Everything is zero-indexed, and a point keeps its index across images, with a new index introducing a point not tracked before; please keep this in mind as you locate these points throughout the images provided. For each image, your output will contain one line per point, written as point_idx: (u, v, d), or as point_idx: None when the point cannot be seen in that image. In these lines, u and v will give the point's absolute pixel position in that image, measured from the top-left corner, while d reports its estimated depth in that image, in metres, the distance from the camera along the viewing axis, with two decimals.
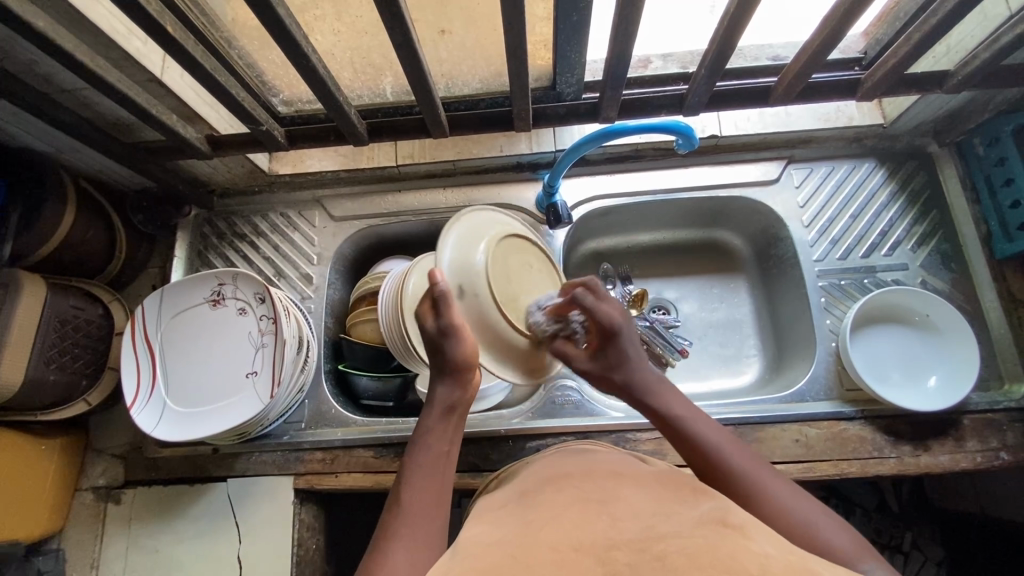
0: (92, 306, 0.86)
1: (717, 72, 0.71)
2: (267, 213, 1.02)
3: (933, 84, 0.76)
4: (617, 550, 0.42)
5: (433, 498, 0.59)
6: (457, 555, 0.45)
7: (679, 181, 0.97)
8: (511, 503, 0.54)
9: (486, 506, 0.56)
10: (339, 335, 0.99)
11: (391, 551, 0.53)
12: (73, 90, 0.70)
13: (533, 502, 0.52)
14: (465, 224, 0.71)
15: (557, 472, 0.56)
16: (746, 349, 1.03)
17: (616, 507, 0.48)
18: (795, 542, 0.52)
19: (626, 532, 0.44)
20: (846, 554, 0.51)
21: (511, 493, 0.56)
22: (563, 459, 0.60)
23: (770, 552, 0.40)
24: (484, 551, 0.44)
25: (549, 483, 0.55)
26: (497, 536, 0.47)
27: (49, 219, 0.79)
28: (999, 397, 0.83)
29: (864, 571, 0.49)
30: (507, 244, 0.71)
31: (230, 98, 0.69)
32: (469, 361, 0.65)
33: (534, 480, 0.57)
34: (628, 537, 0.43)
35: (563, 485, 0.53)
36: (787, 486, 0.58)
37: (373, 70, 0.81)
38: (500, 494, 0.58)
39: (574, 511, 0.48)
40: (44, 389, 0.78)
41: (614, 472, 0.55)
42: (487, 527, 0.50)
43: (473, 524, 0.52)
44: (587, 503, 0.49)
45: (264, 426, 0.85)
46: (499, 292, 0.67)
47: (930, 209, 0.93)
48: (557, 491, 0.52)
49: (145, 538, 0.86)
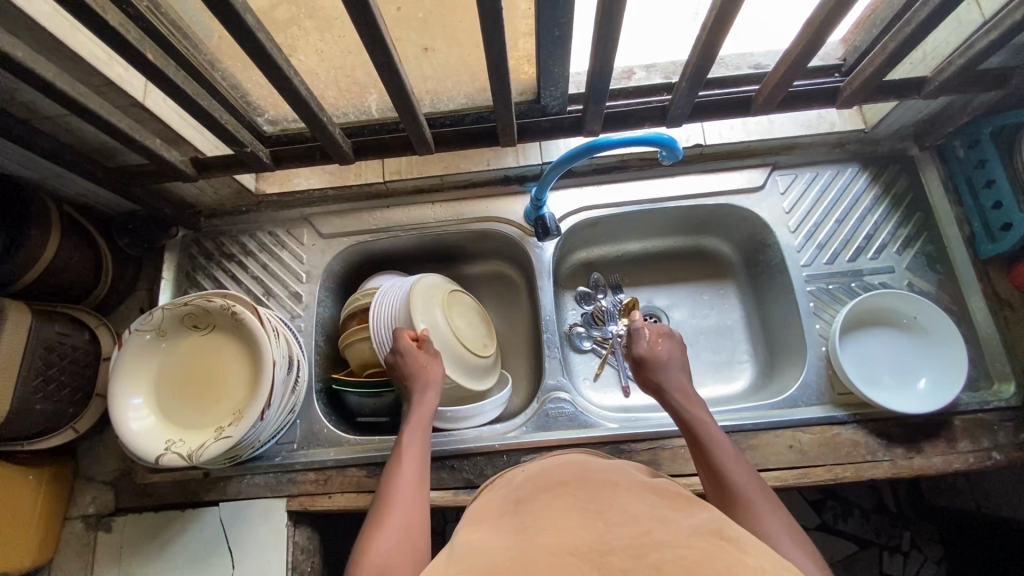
0: (78, 332, 0.85)
1: (698, 84, 0.72)
2: (254, 232, 1.02)
3: (911, 90, 0.77)
4: (611, 556, 0.42)
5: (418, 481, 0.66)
6: (453, 558, 0.45)
7: (665, 190, 0.98)
8: (505, 512, 0.53)
9: (478, 515, 0.55)
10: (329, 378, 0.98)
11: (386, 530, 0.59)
12: (55, 117, 0.70)
13: (527, 508, 0.51)
14: (135, 337, 0.79)
15: (551, 479, 0.56)
16: (737, 355, 1.03)
17: (611, 513, 0.48)
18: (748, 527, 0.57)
19: (620, 539, 0.44)
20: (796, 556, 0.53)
21: (505, 500, 0.56)
22: (561, 465, 0.59)
23: (766, 565, 0.40)
24: (479, 558, 0.44)
25: (544, 490, 0.54)
26: (493, 542, 0.46)
27: (34, 247, 0.79)
28: (989, 397, 0.84)
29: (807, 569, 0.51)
30: (164, 356, 0.81)
31: (215, 120, 0.69)
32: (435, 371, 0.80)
33: (529, 487, 0.56)
34: (620, 544, 0.44)
35: (557, 491, 0.53)
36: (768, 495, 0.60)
37: (358, 88, 0.81)
38: (493, 501, 0.57)
39: (571, 519, 0.48)
40: (30, 419, 0.77)
41: (609, 480, 0.55)
42: (484, 533, 0.49)
43: (468, 532, 0.51)
44: (584, 511, 0.49)
45: (256, 448, 0.84)
46: (210, 373, 0.81)
47: (914, 212, 0.94)
48: (553, 498, 0.52)
49: (136, 567, 0.85)
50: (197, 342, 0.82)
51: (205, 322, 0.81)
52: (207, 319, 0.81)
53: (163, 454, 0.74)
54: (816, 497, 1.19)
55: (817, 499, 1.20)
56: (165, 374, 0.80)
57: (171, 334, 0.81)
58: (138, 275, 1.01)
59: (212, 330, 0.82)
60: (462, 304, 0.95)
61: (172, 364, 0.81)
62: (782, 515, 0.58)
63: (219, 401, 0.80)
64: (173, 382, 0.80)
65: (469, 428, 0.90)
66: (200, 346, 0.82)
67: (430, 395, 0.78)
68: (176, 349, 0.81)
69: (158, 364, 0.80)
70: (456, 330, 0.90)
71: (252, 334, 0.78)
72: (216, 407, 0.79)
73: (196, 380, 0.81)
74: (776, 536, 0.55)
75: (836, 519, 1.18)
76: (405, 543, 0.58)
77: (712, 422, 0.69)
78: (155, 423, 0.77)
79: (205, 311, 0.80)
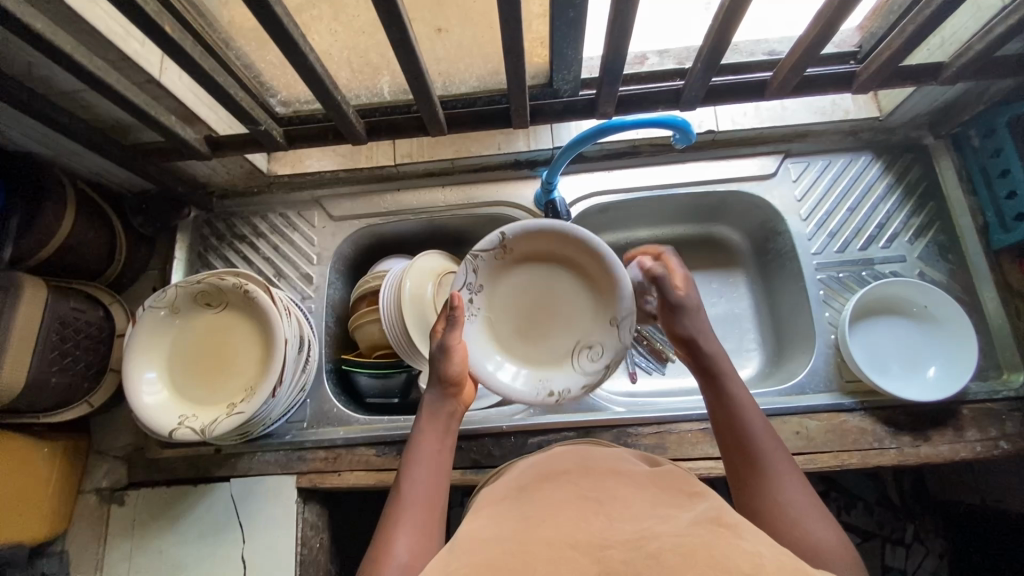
0: (93, 309, 0.86)
1: (713, 66, 0.72)
2: (266, 214, 1.02)
3: (928, 76, 0.76)
4: (611, 549, 0.42)
5: (435, 491, 0.61)
6: (450, 550, 0.46)
7: (676, 176, 0.97)
8: (506, 498, 0.54)
9: (483, 501, 0.56)
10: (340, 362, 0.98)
11: (396, 542, 0.55)
12: (72, 92, 0.70)
13: (530, 497, 0.52)
14: (149, 317, 0.79)
15: (553, 467, 0.57)
16: (745, 343, 1.03)
17: (613, 505, 0.49)
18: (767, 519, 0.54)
19: (620, 533, 0.44)
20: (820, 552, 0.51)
21: (506, 488, 0.56)
22: (561, 455, 0.60)
23: (763, 552, 0.40)
24: (478, 547, 0.45)
25: (548, 479, 0.55)
26: (494, 530, 0.47)
27: (48, 221, 0.80)
28: (998, 387, 0.84)
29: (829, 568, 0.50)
30: (178, 336, 0.82)
31: (229, 97, 0.70)
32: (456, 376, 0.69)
33: (532, 475, 0.57)
34: (622, 537, 0.44)
35: (561, 481, 0.54)
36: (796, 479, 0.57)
37: (371, 69, 0.82)
38: (496, 489, 0.58)
39: (573, 509, 0.49)
40: (46, 391, 0.78)
41: (613, 468, 0.56)
42: (483, 520, 0.50)
43: (471, 519, 0.52)
44: (585, 501, 0.49)
45: (266, 426, 0.85)
46: (224, 352, 0.82)
47: (927, 201, 0.93)
48: (557, 486, 0.53)
49: (149, 540, 0.87)
50: (210, 319, 0.83)
51: (218, 301, 0.82)
52: (220, 298, 0.82)
53: (176, 428, 0.75)
54: (820, 488, 1.20)
55: (821, 491, 1.21)
56: (179, 353, 0.81)
57: (184, 313, 0.82)
58: (151, 254, 1.02)
59: (224, 308, 0.83)
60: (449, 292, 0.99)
61: (186, 343, 0.82)
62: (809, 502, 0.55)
63: (233, 379, 0.80)
64: (186, 359, 0.81)
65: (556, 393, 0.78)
66: (212, 324, 0.83)
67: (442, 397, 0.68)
68: (189, 327, 0.82)
69: (172, 341, 0.81)
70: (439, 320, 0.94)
71: (265, 315, 0.79)
72: (231, 385, 0.80)
73: (210, 358, 0.82)
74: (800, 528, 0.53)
75: (841, 511, 1.19)
76: (419, 555, 0.55)
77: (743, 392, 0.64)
78: (168, 397, 0.78)
79: (218, 289, 0.81)
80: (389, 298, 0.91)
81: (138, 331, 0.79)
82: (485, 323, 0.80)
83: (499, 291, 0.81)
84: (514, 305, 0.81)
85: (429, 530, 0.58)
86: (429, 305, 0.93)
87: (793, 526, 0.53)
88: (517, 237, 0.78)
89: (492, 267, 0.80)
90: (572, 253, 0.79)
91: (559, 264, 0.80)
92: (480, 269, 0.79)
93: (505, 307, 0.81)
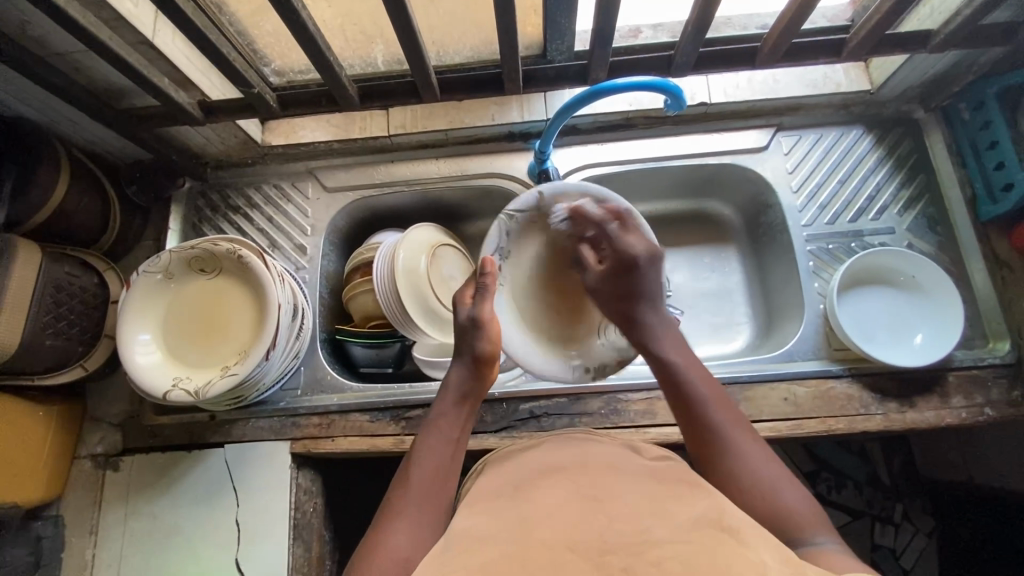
0: (87, 275, 0.86)
1: (703, 31, 0.72)
2: (260, 185, 1.02)
3: (917, 43, 0.77)
4: (610, 554, 0.47)
5: (443, 477, 0.64)
6: (453, 545, 0.50)
7: (668, 148, 0.97)
8: (504, 492, 0.57)
9: (477, 490, 0.59)
10: (334, 331, 0.99)
11: (395, 529, 0.58)
12: (67, 54, 0.71)
13: (529, 493, 0.56)
14: (145, 280, 0.80)
15: (550, 464, 0.60)
16: (736, 317, 1.04)
17: (611, 503, 0.52)
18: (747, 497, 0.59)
19: (618, 536, 0.48)
20: (798, 520, 0.57)
21: (505, 480, 0.60)
22: (558, 449, 0.63)
23: (764, 561, 0.45)
24: (483, 548, 0.48)
25: (546, 475, 0.58)
26: (495, 530, 0.51)
27: (42, 186, 0.80)
28: (984, 354, 0.85)
29: (810, 533, 0.56)
30: (173, 300, 0.82)
31: (222, 58, 0.70)
32: (487, 353, 0.73)
33: (530, 471, 0.60)
34: (619, 541, 0.48)
35: (560, 478, 0.57)
36: (762, 451, 0.63)
37: (365, 37, 0.82)
38: (492, 477, 0.61)
39: (572, 508, 0.52)
40: (40, 354, 0.79)
41: (609, 466, 0.59)
42: (482, 514, 0.54)
43: (467, 512, 0.55)
44: (585, 501, 0.53)
45: (260, 391, 0.86)
46: (219, 317, 0.82)
47: (917, 174, 0.94)
48: (555, 484, 0.56)
49: (144, 504, 0.87)
50: (204, 285, 0.83)
51: (213, 267, 0.82)
52: (216, 264, 0.82)
53: (170, 390, 0.76)
54: (810, 468, 1.21)
55: (811, 471, 1.22)
56: (173, 317, 0.81)
57: (179, 278, 0.82)
58: (146, 224, 1.02)
59: (219, 274, 0.83)
60: (442, 259, 0.99)
61: (181, 307, 0.82)
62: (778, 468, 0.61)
63: (228, 344, 0.81)
64: (181, 323, 0.81)
65: (582, 368, 0.80)
66: (207, 290, 0.83)
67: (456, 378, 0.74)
68: (183, 293, 0.83)
69: (166, 305, 0.82)
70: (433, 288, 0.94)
71: (260, 281, 0.80)
72: (226, 349, 0.81)
73: (204, 323, 0.82)
74: (776, 496, 0.59)
75: (831, 491, 1.20)
76: (416, 545, 0.57)
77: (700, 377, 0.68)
78: (162, 359, 0.79)
79: (214, 255, 0.81)
80: (383, 269, 0.92)
81: (134, 293, 0.79)
82: (512, 290, 0.81)
83: (527, 258, 0.81)
84: (543, 275, 0.82)
85: (432, 519, 0.61)
86: (422, 274, 0.94)
87: (766, 496, 0.59)
88: (557, 198, 0.78)
89: (524, 232, 0.80)
90: (604, 222, 0.80)
91: (586, 231, 0.82)
92: (513, 232, 0.80)
93: (533, 276, 0.82)
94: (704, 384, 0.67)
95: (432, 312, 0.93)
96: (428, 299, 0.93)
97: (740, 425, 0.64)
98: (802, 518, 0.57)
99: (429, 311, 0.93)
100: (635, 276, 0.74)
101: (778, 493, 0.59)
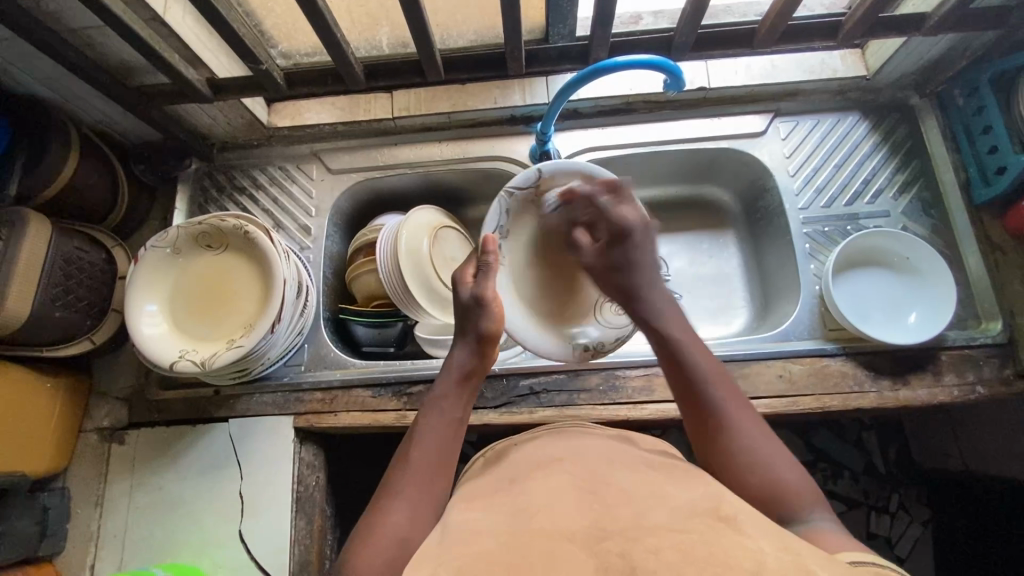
0: (95, 251, 0.88)
1: (700, 13, 0.74)
2: (265, 166, 1.03)
3: (911, 27, 0.79)
4: (608, 541, 0.47)
5: (442, 457, 0.63)
6: (448, 539, 0.50)
7: (668, 133, 0.99)
8: (501, 485, 0.58)
9: (471, 490, 0.60)
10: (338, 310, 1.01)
11: (394, 508, 0.58)
12: (79, 29, 0.72)
13: (525, 484, 0.57)
14: (152, 254, 0.81)
15: (546, 456, 0.61)
16: (734, 300, 1.06)
17: (607, 493, 0.53)
18: (739, 473, 0.57)
19: (618, 521, 0.49)
20: (790, 499, 0.55)
21: (502, 473, 0.61)
22: (551, 444, 0.64)
23: (762, 547, 0.43)
24: (478, 539, 0.49)
25: (541, 466, 0.59)
26: (490, 522, 0.52)
27: (53, 162, 0.81)
28: (976, 334, 0.86)
29: (801, 513, 0.55)
30: (180, 275, 0.84)
31: (231, 34, 0.72)
32: (492, 333, 0.73)
33: (526, 462, 0.61)
34: (619, 527, 0.48)
35: (555, 468, 0.58)
36: (757, 425, 0.60)
37: (370, 19, 0.84)
38: (491, 474, 0.62)
39: (569, 501, 0.53)
40: (49, 325, 0.80)
41: (605, 458, 0.60)
42: (480, 510, 0.54)
43: (466, 508, 0.56)
44: (582, 491, 0.54)
45: (264, 366, 0.87)
46: (224, 293, 0.84)
47: (912, 159, 0.96)
48: (549, 474, 0.57)
49: (149, 477, 0.89)
50: (210, 260, 0.85)
51: (219, 242, 0.84)
52: (222, 240, 0.84)
53: (177, 360, 0.77)
54: (807, 457, 1.23)
55: (809, 461, 1.23)
56: (180, 291, 0.83)
57: (185, 253, 0.84)
58: (153, 204, 1.03)
59: (225, 250, 0.85)
60: (445, 241, 1.01)
61: (187, 282, 0.84)
62: (772, 444, 0.59)
63: (234, 318, 0.83)
64: (187, 298, 0.83)
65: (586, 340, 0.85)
66: (213, 266, 0.85)
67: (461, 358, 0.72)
68: (190, 268, 0.84)
69: (174, 279, 0.83)
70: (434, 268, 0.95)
71: (266, 256, 0.81)
72: (231, 323, 0.82)
73: (210, 297, 0.83)
74: (767, 471, 0.57)
75: (827, 480, 1.21)
76: (415, 527, 0.57)
77: (696, 346, 0.65)
78: (168, 331, 0.80)
79: (220, 230, 0.83)
80: (387, 248, 0.93)
81: (141, 266, 0.81)
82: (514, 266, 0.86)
83: (524, 238, 0.87)
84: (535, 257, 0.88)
85: (429, 500, 0.60)
86: (425, 254, 0.95)
87: (756, 472, 0.57)
88: (552, 179, 0.84)
89: (524, 210, 0.86)
90: None
91: None
92: (512, 210, 0.85)
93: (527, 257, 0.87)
94: (699, 353, 0.65)
95: (433, 291, 0.94)
96: (430, 279, 0.94)
97: (735, 401, 0.61)
98: (792, 492, 0.56)
99: (431, 291, 0.94)
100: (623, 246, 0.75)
101: (773, 470, 0.57)
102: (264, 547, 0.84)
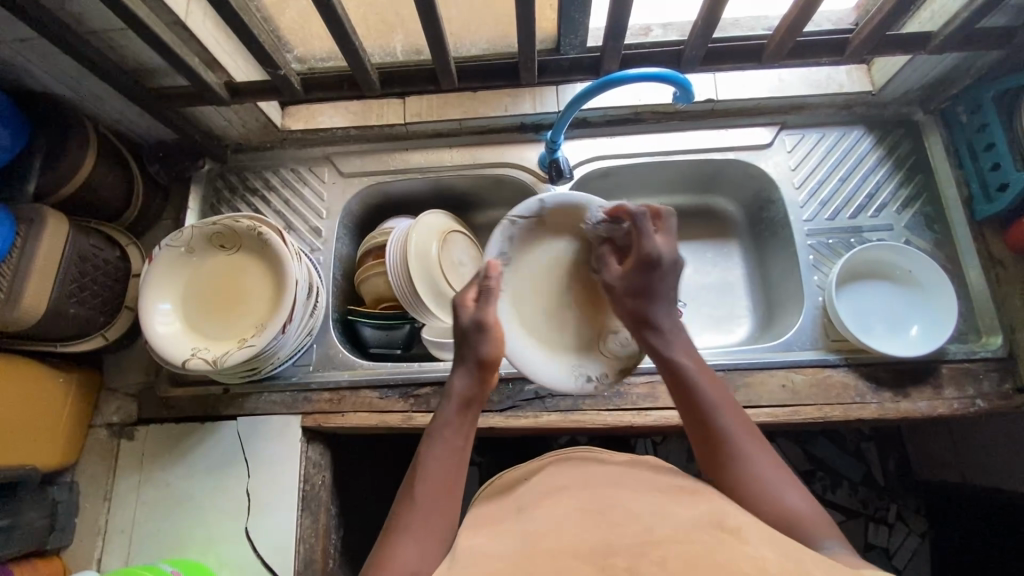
0: (110, 249, 0.90)
1: (711, 27, 0.75)
2: (278, 168, 1.05)
3: (916, 45, 0.80)
4: (615, 556, 0.50)
5: (448, 488, 0.64)
6: (459, 562, 0.52)
7: (676, 143, 1.00)
8: (506, 516, 0.59)
9: (478, 516, 0.61)
10: (346, 312, 1.02)
11: (402, 545, 0.59)
12: (102, 32, 0.74)
13: (529, 513, 0.57)
14: (166, 255, 0.82)
15: (552, 485, 0.61)
16: (737, 310, 1.07)
17: (617, 513, 0.55)
18: (756, 505, 0.59)
19: (624, 541, 0.51)
20: (811, 532, 0.56)
21: (509, 503, 0.61)
22: (559, 472, 0.64)
23: (767, 556, 0.46)
24: (486, 562, 0.50)
25: (548, 495, 0.60)
26: (498, 546, 0.53)
27: (72, 160, 0.83)
28: (977, 348, 0.87)
29: (823, 545, 0.55)
30: (192, 276, 0.85)
31: (251, 39, 0.73)
32: (491, 360, 0.73)
33: (533, 493, 0.61)
34: (626, 543, 0.51)
35: (560, 497, 0.59)
36: (767, 454, 0.62)
37: (386, 26, 0.85)
38: (496, 505, 0.62)
39: (576, 523, 0.54)
40: (64, 321, 0.82)
41: (614, 482, 0.60)
42: (488, 537, 0.56)
43: (473, 533, 0.57)
44: (591, 515, 0.55)
45: (274, 366, 0.88)
46: (236, 293, 0.85)
47: (915, 174, 0.97)
48: (553, 503, 0.58)
49: (157, 473, 0.90)
50: (223, 261, 0.86)
51: (231, 243, 0.85)
52: (235, 242, 0.85)
53: (189, 359, 0.79)
54: (807, 467, 1.24)
55: (808, 470, 1.24)
56: (192, 291, 0.84)
57: (198, 253, 0.85)
58: (166, 204, 1.05)
59: (238, 250, 0.86)
60: (452, 244, 1.02)
61: (200, 283, 0.85)
62: (781, 470, 0.61)
63: (246, 318, 0.84)
64: (200, 297, 0.84)
65: (586, 376, 0.83)
66: (226, 266, 0.86)
67: (461, 386, 0.71)
68: (203, 268, 0.85)
69: (186, 279, 0.84)
70: (441, 270, 0.97)
71: (279, 258, 0.83)
72: (243, 323, 0.84)
73: (223, 297, 0.85)
74: (779, 497, 0.59)
75: (826, 490, 1.22)
76: (424, 560, 0.58)
77: (707, 381, 0.67)
78: (181, 329, 0.82)
79: (232, 232, 0.84)
80: (394, 251, 0.94)
81: (155, 265, 0.82)
82: (518, 298, 0.84)
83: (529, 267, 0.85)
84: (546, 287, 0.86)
85: (437, 534, 0.61)
86: (433, 257, 0.96)
87: (769, 500, 0.59)
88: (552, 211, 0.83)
89: (526, 239, 0.84)
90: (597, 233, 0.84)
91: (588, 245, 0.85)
92: (515, 238, 0.84)
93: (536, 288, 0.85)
94: (712, 389, 0.66)
95: (439, 294, 0.96)
96: (437, 281, 0.95)
97: (749, 433, 0.63)
98: (807, 520, 0.57)
99: (439, 294, 0.96)
100: (653, 276, 0.73)
101: (783, 498, 0.59)
102: (269, 546, 0.85)
